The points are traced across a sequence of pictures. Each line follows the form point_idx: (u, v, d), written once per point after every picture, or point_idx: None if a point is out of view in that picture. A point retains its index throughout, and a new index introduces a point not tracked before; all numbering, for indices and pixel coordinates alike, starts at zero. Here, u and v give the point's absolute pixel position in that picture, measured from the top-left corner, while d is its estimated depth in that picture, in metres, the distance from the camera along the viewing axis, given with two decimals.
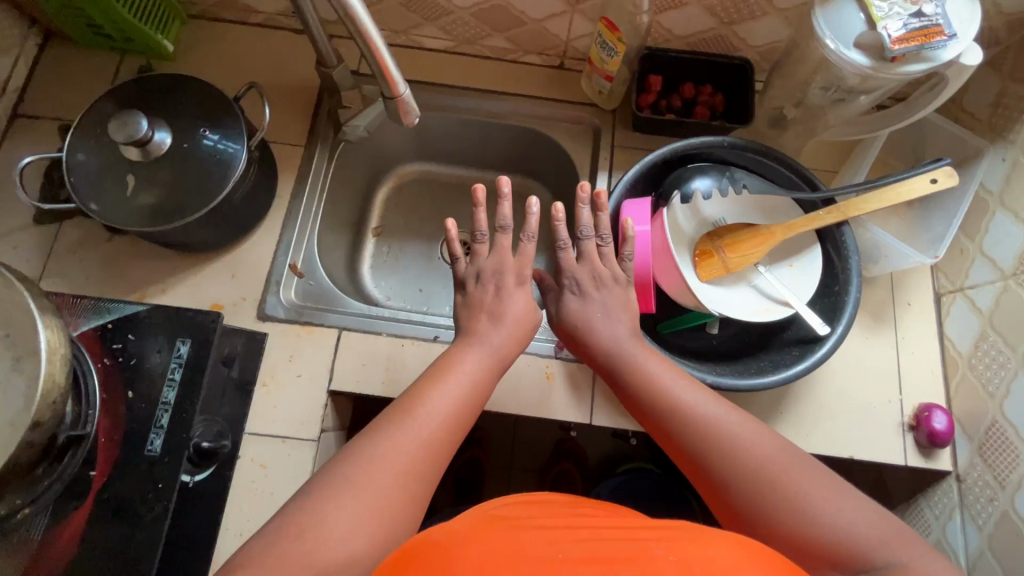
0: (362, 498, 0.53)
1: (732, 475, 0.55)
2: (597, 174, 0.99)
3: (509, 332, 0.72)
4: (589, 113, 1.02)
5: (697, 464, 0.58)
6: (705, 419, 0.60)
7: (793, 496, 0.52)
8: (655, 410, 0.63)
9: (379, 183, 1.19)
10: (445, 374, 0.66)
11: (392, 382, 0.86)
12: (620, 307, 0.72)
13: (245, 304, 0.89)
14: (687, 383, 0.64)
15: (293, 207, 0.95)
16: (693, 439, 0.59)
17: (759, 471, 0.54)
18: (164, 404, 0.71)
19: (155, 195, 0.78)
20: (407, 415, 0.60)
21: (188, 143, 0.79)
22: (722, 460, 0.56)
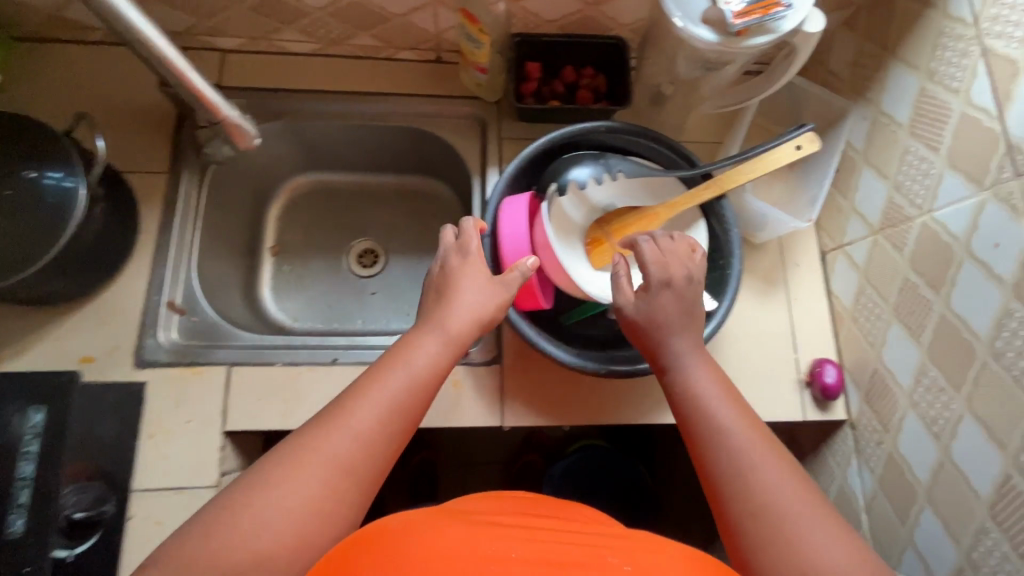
0: (302, 489, 0.54)
1: (743, 497, 0.56)
2: (487, 169, 0.97)
3: (456, 310, 0.70)
4: (472, 106, 0.99)
5: (712, 473, 0.59)
6: (741, 436, 0.60)
7: (797, 531, 0.53)
8: (691, 413, 0.63)
9: (269, 199, 1.12)
10: (404, 362, 0.65)
11: (291, 413, 0.82)
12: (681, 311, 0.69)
13: (119, 353, 0.82)
14: (732, 400, 0.64)
15: (163, 240, 0.88)
16: (721, 449, 0.59)
17: (775, 502, 0.55)
18: (21, 481, 0.65)
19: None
20: (371, 405, 0.60)
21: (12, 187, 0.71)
22: (746, 479, 0.57)
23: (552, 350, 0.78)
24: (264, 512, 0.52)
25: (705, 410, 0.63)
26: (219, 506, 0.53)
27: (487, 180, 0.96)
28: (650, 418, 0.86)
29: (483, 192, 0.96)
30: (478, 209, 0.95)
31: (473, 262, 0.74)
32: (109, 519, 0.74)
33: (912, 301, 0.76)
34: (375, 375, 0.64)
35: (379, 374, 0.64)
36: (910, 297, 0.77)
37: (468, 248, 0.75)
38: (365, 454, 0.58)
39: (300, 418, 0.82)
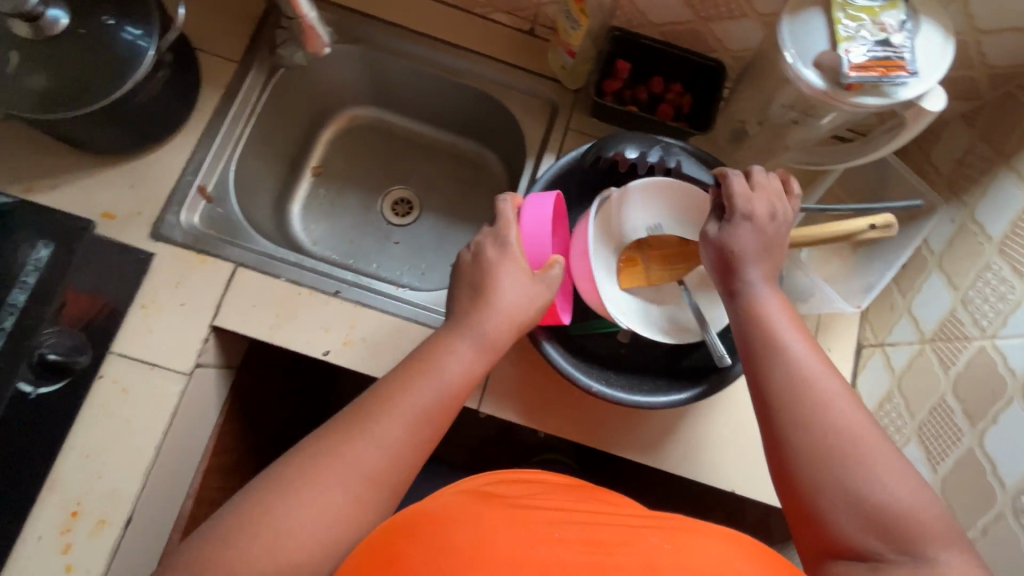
0: (328, 489, 0.56)
1: (810, 446, 0.53)
2: (544, 154, 0.93)
3: (498, 316, 0.69)
4: (549, 88, 0.95)
5: (777, 420, 0.56)
6: (811, 379, 0.56)
7: (865, 478, 0.51)
8: (757, 350, 0.60)
9: (326, 121, 1.12)
10: (427, 367, 0.66)
11: (279, 329, 0.82)
12: (768, 248, 0.64)
13: (140, 219, 0.83)
14: (805, 339, 0.60)
15: (214, 126, 0.88)
16: (789, 395, 0.56)
17: (845, 449, 0.52)
18: (9, 307, 0.66)
19: (40, 79, 0.70)
20: (390, 399, 0.62)
21: (87, 29, 0.71)
22: (815, 426, 0.54)
23: (549, 349, 0.76)
24: (301, 513, 0.54)
25: (774, 355, 0.58)
26: (263, 493, 0.54)
27: (540, 167, 0.93)
28: (625, 452, 0.82)
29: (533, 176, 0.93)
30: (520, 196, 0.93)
31: (512, 254, 0.72)
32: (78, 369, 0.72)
33: (941, 424, 0.71)
34: (406, 378, 0.65)
35: (412, 376, 0.65)
36: (940, 420, 0.71)
37: (507, 238, 0.73)
38: (393, 453, 0.60)
39: (286, 336, 0.82)
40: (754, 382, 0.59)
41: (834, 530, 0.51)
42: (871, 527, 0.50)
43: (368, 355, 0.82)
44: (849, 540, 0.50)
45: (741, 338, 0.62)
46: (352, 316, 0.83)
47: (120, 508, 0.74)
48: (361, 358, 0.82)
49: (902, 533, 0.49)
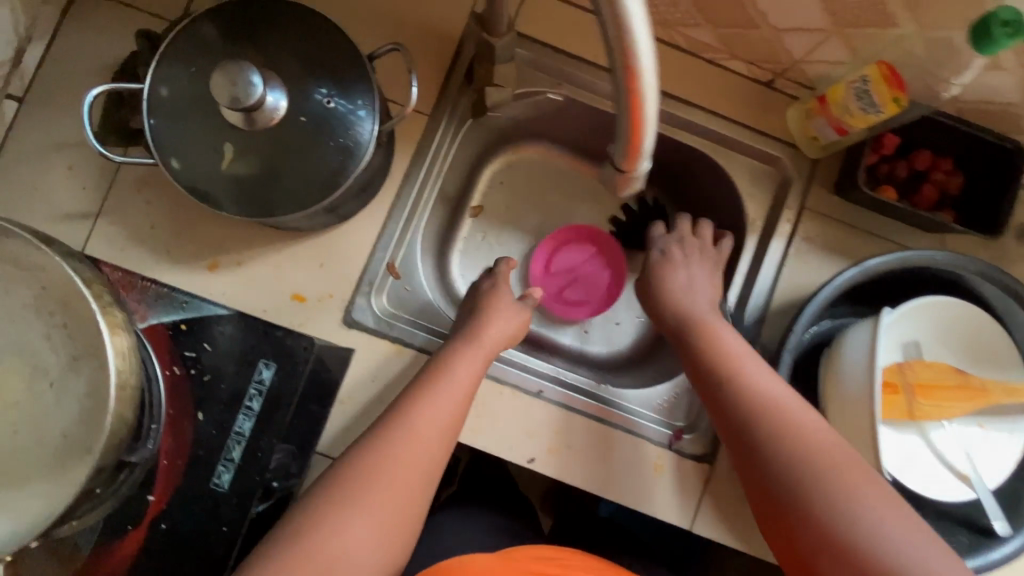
0: (369, 519, 0.53)
1: (779, 468, 0.58)
2: (772, 236, 0.79)
3: (488, 325, 0.70)
4: (786, 155, 0.80)
5: (750, 449, 0.61)
6: (774, 399, 0.62)
7: (847, 501, 0.54)
8: (736, 395, 0.64)
9: (490, 156, 1.00)
10: (434, 377, 0.63)
11: (481, 432, 0.74)
12: (706, 280, 0.76)
13: (331, 303, 0.75)
14: (763, 371, 0.65)
15: (404, 192, 0.77)
16: (750, 420, 0.62)
17: (814, 466, 0.56)
18: (237, 435, 0.60)
19: (256, 172, 0.62)
20: (414, 407, 0.60)
21: (306, 116, 0.62)
22: (782, 448, 0.58)
23: None
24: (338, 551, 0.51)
25: (733, 382, 0.64)
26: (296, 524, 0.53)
27: (770, 253, 0.79)
28: None
29: (783, 264, 0.79)
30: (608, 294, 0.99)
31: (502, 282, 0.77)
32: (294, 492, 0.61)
33: None
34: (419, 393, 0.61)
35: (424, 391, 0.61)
36: None
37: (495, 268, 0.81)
38: (412, 462, 0.57)
39: (489, 441, 0.74)
40: (719, 412, 0.65)
41: (816, 560, 0.54)
42: (852, 554, 0.52)
43: (580, 469, 0.75)
44: (829, 566, 0.53)
45: (701, 372, 0.68)
46: (559, 421, 0.76)
47: None
48: (569, 470, 0.75)
49: (895, 561, 0.50)
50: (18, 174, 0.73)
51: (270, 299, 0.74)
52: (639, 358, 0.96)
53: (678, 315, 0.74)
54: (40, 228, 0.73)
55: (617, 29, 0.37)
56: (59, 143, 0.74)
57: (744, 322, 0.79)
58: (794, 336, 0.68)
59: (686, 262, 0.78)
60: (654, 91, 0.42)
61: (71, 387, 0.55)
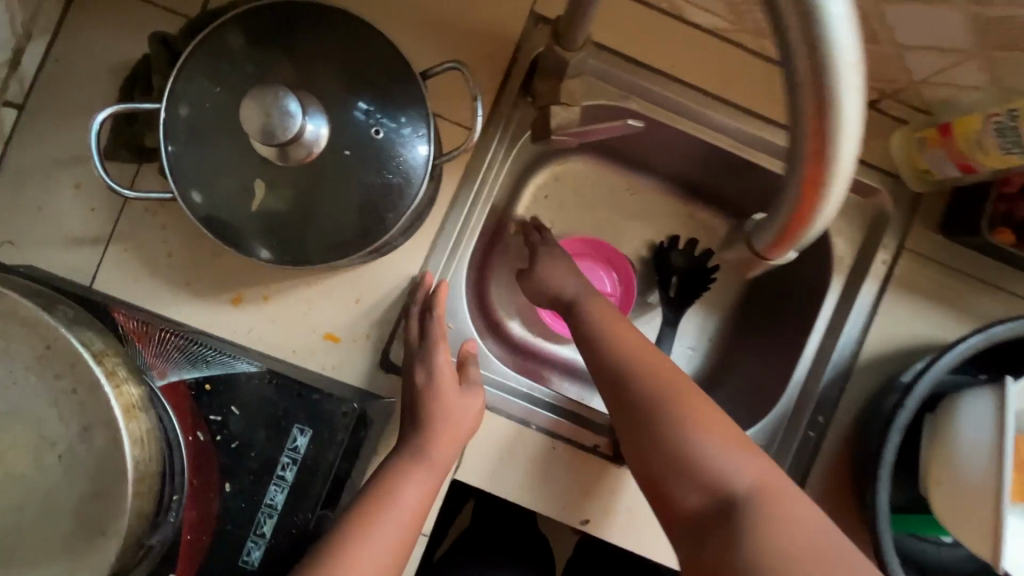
0: None
1: (635, 405, 0.61)
2: (863, 279, 0.70)
3: (441, 438, 0.60)
4: (884, 186, 0.70)
5: (614, 391, 0.63)
6: (611, 340, 0.65)
7: (682, 429, 0.58)
8: (630, 414, 0.61)
9: (535, 169, 0.91)
10: (382, 500, 0.56)
11: (531, 491, 0.68)
12: (560, 274, 0.74)
13: (367, 344, 0.67)
14: (658, 377, 0.61)
15: (450, 221, 0.69)
16: (610, 365, 0.64)
17: (667, 407, 0.59)
18: (268, 508, 0.54)
19: (293, 214, 0.54)
20: (354, 538, 0.53)
21: (351, 150, 0.54)
22: (640, 388, 0.61)
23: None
24: None
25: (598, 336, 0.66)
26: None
27: (860, 297, 0.70)
28: None
29: (875, 313, 0.70)
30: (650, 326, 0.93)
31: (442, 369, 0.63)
32: None
33: None
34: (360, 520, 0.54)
35: (367, 523, 0.54)
36: None
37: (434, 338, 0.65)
38: None
39: (539, 500, 0.68)
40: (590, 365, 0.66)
41: (666, 485, 0.58)
42: (699, 478, 0.56)
43: (636, 531, 0.69)
44: (680, 491, 0.57)
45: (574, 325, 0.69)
46: (615, 480, 0.70)
47: None
48: (624, 530, 0.69)
49: (729, 483, 0.55)
50: (20, 192, 0.65)
51: (299, 338, 0.66)
52: None
53: (557, 294, 0.73)
54: (45, 254, 0.65)
55: (814, 113, 0.31)
56: (64, 158, 0.66)
57: (828, 376, 0.70)
58: (901, 416, 0.59)
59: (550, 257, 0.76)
60: (840, 199, 0.34)
61: (84, 461, 0.48)
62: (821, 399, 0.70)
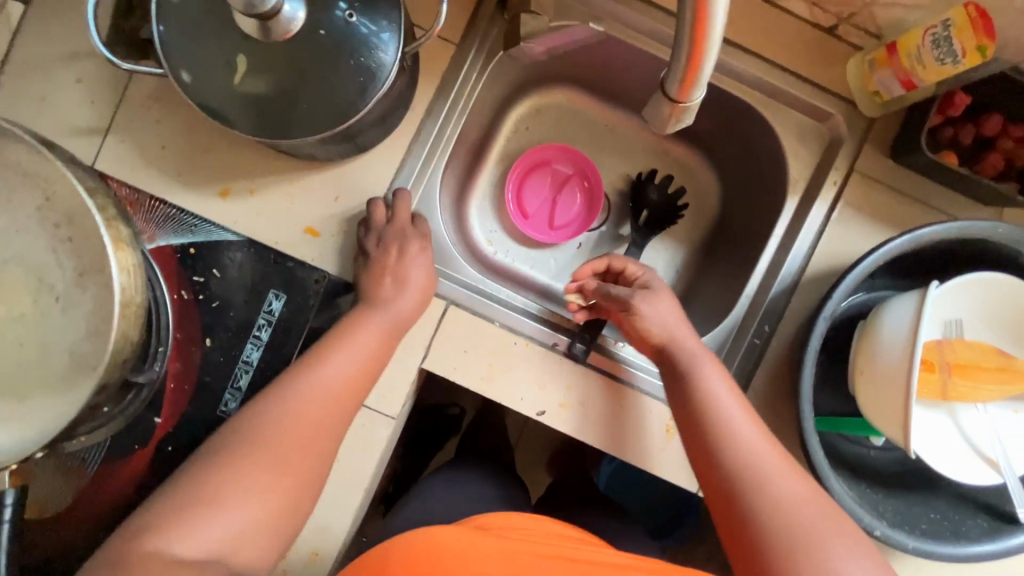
0: (262, 485, 0.49)
1: (768, 513, 0.53)
2: (815, 199, 0.75)
3: (397, 297, 0.60)
4: (839, 110, 0.74)
5: (740, 497, 0.55)
6: (749, 441, 0.58)
7: (826, 556, 0.50)
8: (756, 517, 0.53)
9: (516, 97, 0.95)
10: (347, 342, 0.58)
11: (492, 381, 0.72)
12: (665, 309, 0.68)
13: (344, 239, 0.72)
14: (793, 478, 0.55)
15: (426, 127, 0.73)
16: (742, 466, 0.56)
17: (804, 514, 0.53)
18: (244, 364, 0.59)
19: (274, 96, 0.59)
20: (326, 364, 0.56)
21: (325, 30, 0.58)
22: (774, 484, 0.55)
23: (816, 452, 0.63)
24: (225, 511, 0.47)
25: (728, 435, 0.58)
26: (183, 487, 0.48)
27: (810, 215, 0.74)
28: None
29: (824, 230, 0.74)
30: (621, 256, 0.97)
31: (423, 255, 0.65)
32: None
33: None
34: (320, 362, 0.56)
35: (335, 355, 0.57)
36: None
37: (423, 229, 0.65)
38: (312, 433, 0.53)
39: (499, 392, 0.72)
40: (714, 461, 0.58)
41: None
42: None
43: (589, 425, 0.73)
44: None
45: (692, 413, 0.61)
46: (571, 376, 0.74)
47: (335, 543, 0.69)
48: (578, 423, 0.73)
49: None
50: (26, 82, 0.70)
51: (282, 230, 0.71)
52: None
53: (666, 344, 0.66)
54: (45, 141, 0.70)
55: None
56: (67, 51, 0.70)
57: (775, 289, 0.75)
58: (830, 306, 0.63)
59: (664, 288, 0.71)
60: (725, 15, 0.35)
61: (78, 303, 0.53)
62: (767, 310, 0.75)
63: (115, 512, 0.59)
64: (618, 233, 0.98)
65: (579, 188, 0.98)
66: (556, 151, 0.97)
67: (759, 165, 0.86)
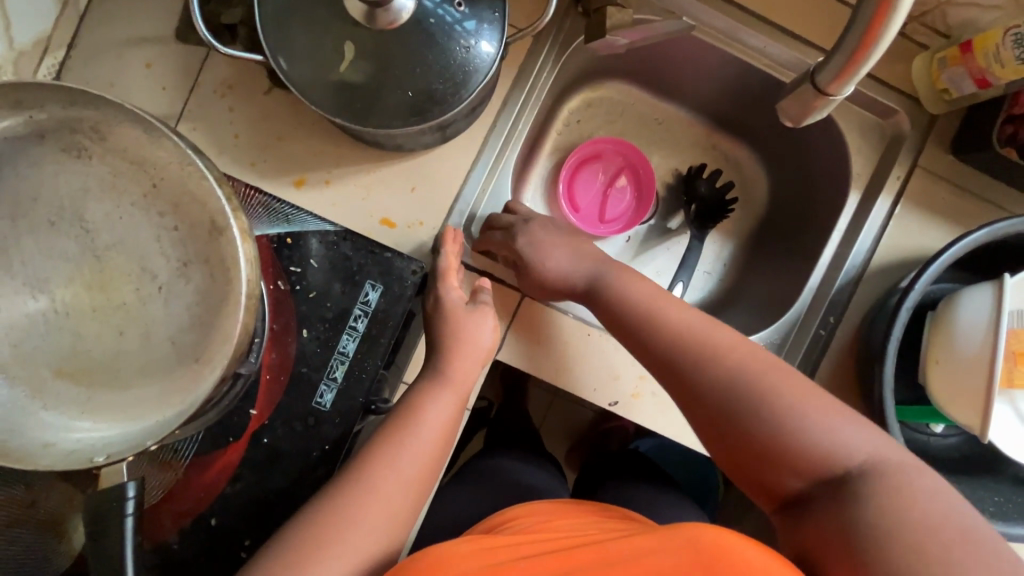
0: (345, 560, 0.52)
1: (714, 394, 0.58)
2: (878, 193, 0.77)
3: (459, 355, 0.62)
4: (903, 108, 0.76)
5: (682, 384, 0.61)
6: (681, 332, 0.62)
7: (783, 412, 0.55)
8: (746, 440, 0.56)
9: (572, 91, 0.96)
10: (410, 417, 0.59)
11: (566, 371, 0.73)
12: (556, 252, 0.70)
13: (420, 230, 0.71)
14: (752, 375, 0.58)
15: (502, 118, 0.74)
16: (676, 355, 0.61)
17: (782, 419, 0.55)
18: (340, 355, 0.59)
19: (371, 84, 0.58)
20: (398, 437, 0.58)
21: (434, 19, 0.58)
22: (743, 401, 0.57)
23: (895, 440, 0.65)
24: None
25: (694, 369, 0.60)
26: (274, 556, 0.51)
27: (873, 210, 0.76)
28: None
29: (887, 223, 0.76)
30: (670, 250, 0.99)
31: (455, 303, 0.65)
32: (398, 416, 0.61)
33: None
34: (388, 440, 0.58)
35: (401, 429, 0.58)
36: None
37: (448, 297, 0.65)
38: (382, 505, 0.55)
39: (573, 382, 0.73)
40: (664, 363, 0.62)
41: (814, 506, 0.53)
42: (806, 466, 0.54)
43: (663, 414, 0.74)
44: (778, 475, 0.56)
45: (626, 325, 0.65)
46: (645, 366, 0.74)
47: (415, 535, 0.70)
48: (651, 414, 0.74)
49: (840, 459, 0.53)
50: (94, 67, 0.68)
51: (359, 221, 0.71)
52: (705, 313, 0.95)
53: (569, 281, 0.70)
54: None
55: None
56: (140, 37, 0.69)
57: (840, 282, 0.77)
58: (911, 297, 0.65)
59: (534, 249, 0.69)
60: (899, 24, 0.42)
61: (181, 294, 0.52)
62: (832, 302, 0.77)
63: (209, 505, 0.58)
64: (667, 226, 0.99)
65: (630, 182, 0.99)
66: (609, 142, 0.98)
67: (810, 161, 0.88)
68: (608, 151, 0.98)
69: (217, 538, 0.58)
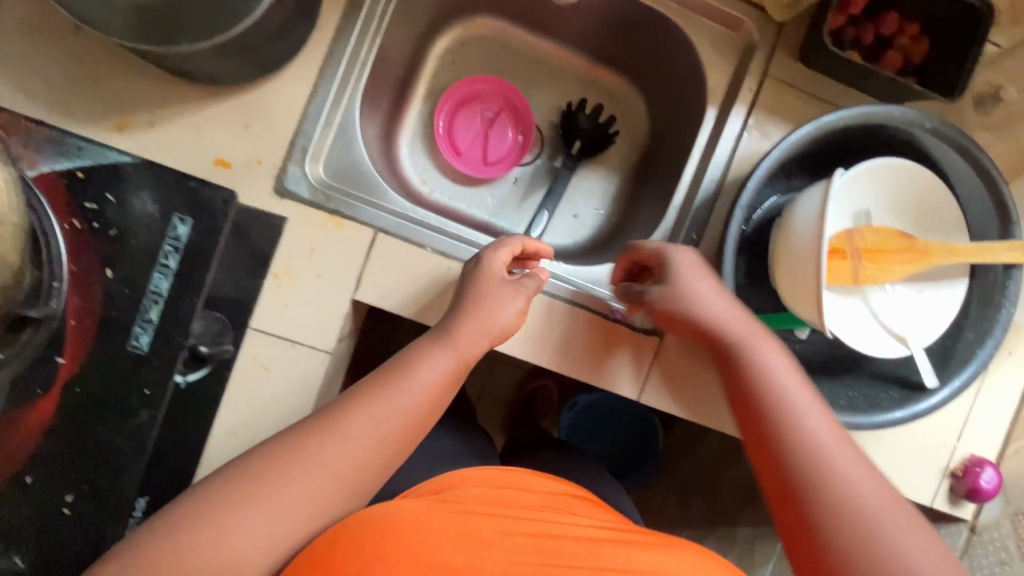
0: (276, 508, 0.47)
1: (801, 480, 0.51)
2: (733, 105, 0.76)
3: (473, 318, 0.61)
4: (750, 17, 0.76)
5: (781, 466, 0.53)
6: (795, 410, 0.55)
7: (882, 491, 0.51)
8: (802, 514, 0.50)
9: (440, 29, 0.93)
10: (398, 377, 0.56)
11: (430, 308, 0.68)
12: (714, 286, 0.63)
13: (259, 169, 0.66)
14: (835, 444, 0.53)
15: (338, 46, 0.71)
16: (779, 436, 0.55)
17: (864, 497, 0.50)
18: (153, 295, 0.60)
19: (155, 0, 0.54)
20: (386, 390, 0.55)
21: None
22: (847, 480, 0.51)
23: None
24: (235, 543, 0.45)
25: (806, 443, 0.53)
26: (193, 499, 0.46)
27: (730, 121, 0.76)
28: None
29: (742, 134, 0.76)
30: None
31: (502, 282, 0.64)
32: (226, 357, 0.62)
33: None
34: (379, 386, 0.55)
35: (391, 382, 0.56)
36: None
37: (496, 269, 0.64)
38: (342, 463, 0.50)
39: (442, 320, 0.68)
40: (740, 405, 0.59)
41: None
42: (832, 522, 0.49)
43: (533, 341, 0.73)
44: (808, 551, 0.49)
45: (732, 380, 0.61)
46: None
47: None
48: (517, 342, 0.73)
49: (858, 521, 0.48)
50: None
51: (188, 162, 0.65)
52: (593, 248, 0.95)
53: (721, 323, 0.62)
54: None
55: None
56: None
57: (700, 198, 0.77)
58: (746, 197, 0.67)
59: (688, 267, 0.64)
60: None
61: None
62: (693, 218, 0.77)
63: (26, 463, 0.57)
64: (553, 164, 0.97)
65: (510, 121, 0.97)
66: (489, 83, 0.96)
67: (677, 85, 0.87)
68: (488, 92, 0.96)
69: (39, 496, 0.57)
